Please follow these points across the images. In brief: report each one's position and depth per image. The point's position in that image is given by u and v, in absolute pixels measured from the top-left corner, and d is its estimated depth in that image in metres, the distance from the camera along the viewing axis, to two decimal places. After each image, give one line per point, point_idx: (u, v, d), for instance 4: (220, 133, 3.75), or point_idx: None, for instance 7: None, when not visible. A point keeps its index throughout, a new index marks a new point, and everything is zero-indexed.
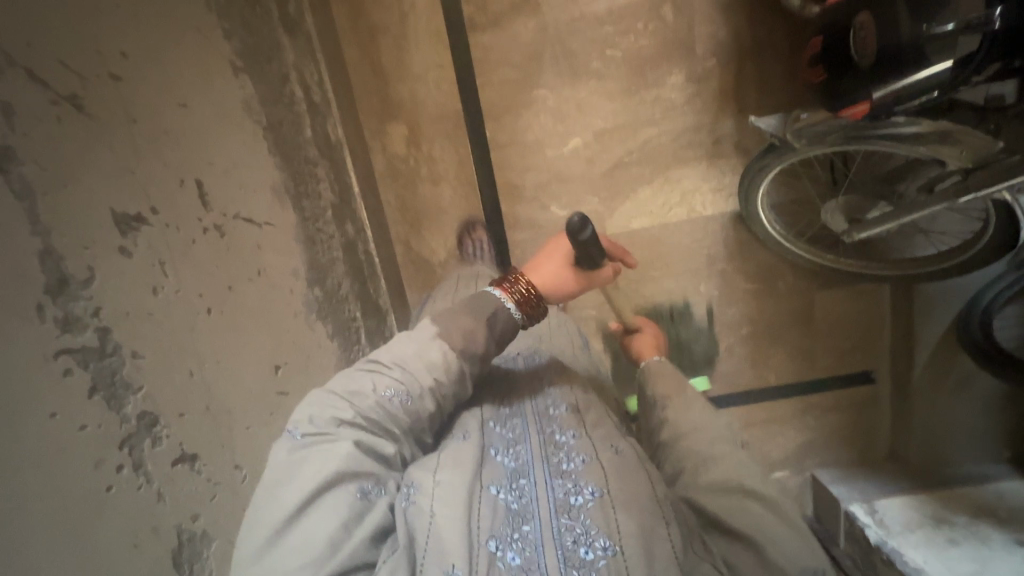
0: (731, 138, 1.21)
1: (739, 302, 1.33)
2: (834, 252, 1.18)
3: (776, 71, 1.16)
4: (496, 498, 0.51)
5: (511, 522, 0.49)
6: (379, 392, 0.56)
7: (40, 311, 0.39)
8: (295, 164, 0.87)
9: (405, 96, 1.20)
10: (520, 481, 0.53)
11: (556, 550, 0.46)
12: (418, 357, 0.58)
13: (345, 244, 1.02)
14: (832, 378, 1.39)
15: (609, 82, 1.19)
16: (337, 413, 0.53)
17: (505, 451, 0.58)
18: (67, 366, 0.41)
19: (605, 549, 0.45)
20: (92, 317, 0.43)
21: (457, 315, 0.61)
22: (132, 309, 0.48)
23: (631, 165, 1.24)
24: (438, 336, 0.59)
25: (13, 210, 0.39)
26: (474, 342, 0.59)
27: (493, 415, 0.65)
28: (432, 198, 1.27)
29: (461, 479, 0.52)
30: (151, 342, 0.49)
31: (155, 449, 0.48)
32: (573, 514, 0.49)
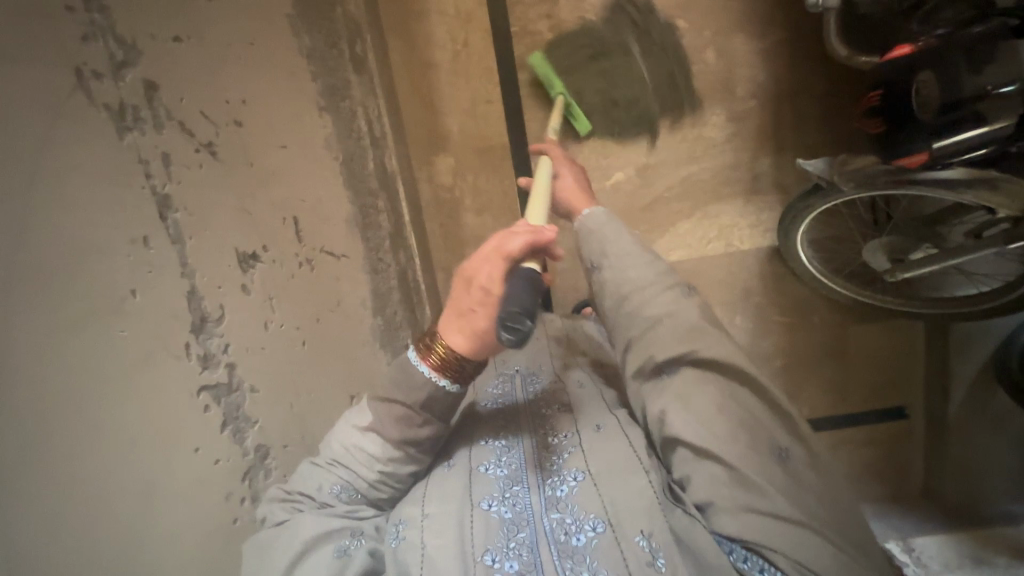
0: (769, 176, 1.25)
1: (773, 335, 1.35)
2: (873, 288, 1.20)
3: (814, 113, 1.20)
4: (489, 512, 0.60)
5: (506, 533, 0.58)
6: (326, 489, 0.59)
7: (188, 348, 0.49)
8: (361, 196, 0.91)
9: (454, 129, 1.25)
10: (514, 489, 0.63)
11: (550, 545, 0.57)
12: (355, 449, 0.61)
13: (399, 272, 1.05)
14: (864, 412, 1.40)
15: (652, 120, 1.23)
16: (298, 500, 0.58)
17: (495, 465, 0.66)
18: (206, 403, 0.51)
19: (595, 529, 0.58)
20: (222, 353, 0.53)
21: (388, 403, 0.62)
22: (251, 344, 0.56)
23: (671, 199, 1.27)
24: (371, 428, 0.61)
25: (168, 259, 0.48)
26: (408, 429, 0.61)
27: (489, 447, 0.70)
28: (475, 227, 1.30)
29: (447, 509, 0.60)
30: (257, 372, 0.57)
31: (267, 479, 0.59)
32: (562, 507, 0.61)
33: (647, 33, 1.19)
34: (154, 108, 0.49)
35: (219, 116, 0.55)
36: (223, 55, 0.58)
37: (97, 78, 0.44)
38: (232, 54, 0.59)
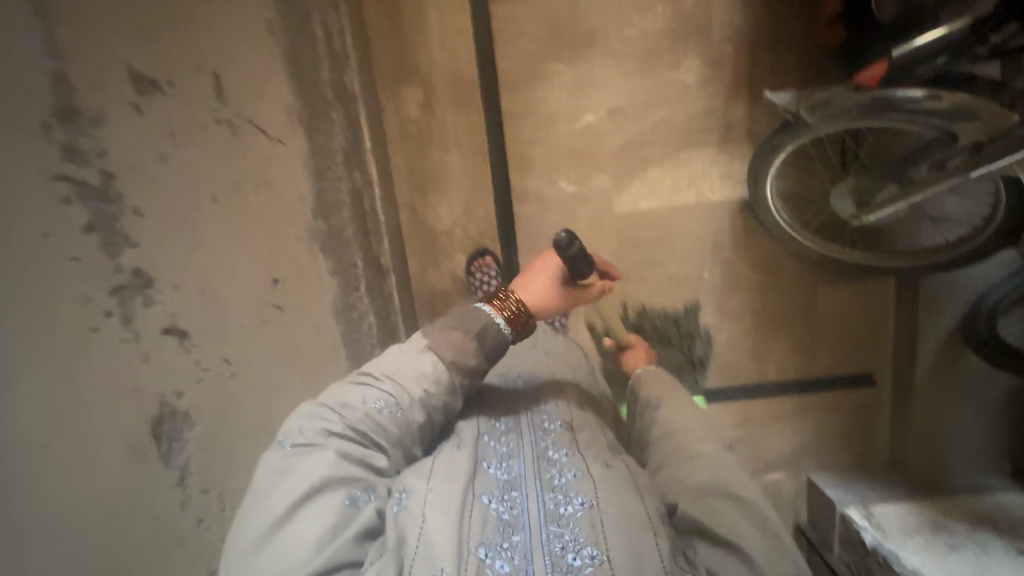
0: (742, 124, 1.22)
1: (742, 292, 1.33)
2: (841, 242, 1.18)
3: (790, 59, 1.17)
4: (487, 508, 0.58)
5: (501, 531, 0.55)
6: (369, 402, 0.67)
7: (46, 128, 0.42)
8: (311, 98, 0.87)
9: (423, 60, 1.22)
10: (511, 493, 0.60)
11: (545, 556, 0.52)
12: (408, 373, 0.69)
13: (353, 191, 1.01)
14: (831, 376, 1.37)
15: (625, 61, 1.20)
16: (333, 420, 0.64)
17: (499, 465, 0.66)
18: (65, 195, 0.43)
19: (592, 558, 0.51)
20: (97, 158, 0.45)
21: (447, 330, 0.73)
22: (136, 163, 0.49)
23: (643, 145, 1.24)
24: (429, 348, 0.71)
25: (32, 26, 0.42)
26: (461, 354, 0.72)
27: (488, 430, 0.74)
28: (441, 165, 1.27)
29: (450, 487, 0.59)
30: (150, 203, 0.50)
31: (147, 309, 0.49)
32: (563, 522, 0.55)
33: None
34: None
35: None
36: None
37: None
38: None
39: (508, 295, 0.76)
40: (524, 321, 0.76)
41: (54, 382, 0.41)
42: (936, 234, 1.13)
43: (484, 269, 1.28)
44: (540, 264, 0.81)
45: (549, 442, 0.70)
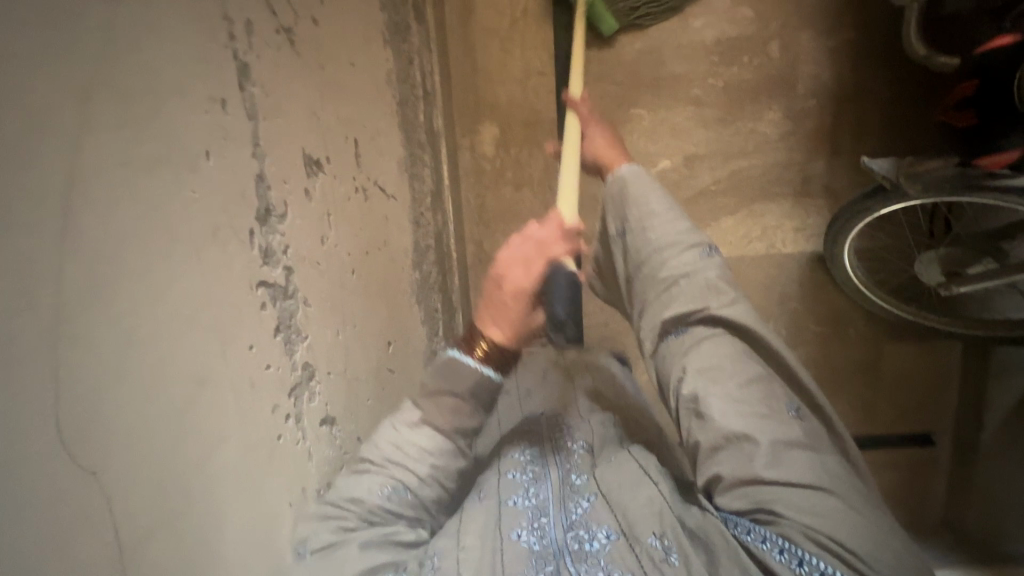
0: (820, 179, 1.21)
1: (805, 344, 1.31)
2: (918, 306, 1.16)
3: (876, 116, 1.16)
4: (518, 543, 0.63)
5: (535, 564, 0.61)
6: (376, 492, 0.62)
7: None
8: (411, 145, 0.87)
9: (502, 97, 1.21)
10: (541, 520, 0.67)
11: (565, 555, 0.62)
12: (402, 447, 0.65)
13: (436, 233, 1.00)
14: (889, 435, 1.36)
15: (707, 109, 1.19)
16: (350, 517, 0.60)
17: (523, 497, 0.70)
18: None
19: (608, 537, 0.63)
20: None
21: (437, 398, 0.67)
22: None
23: (717, 194, 1.23)
24: (422, 423, 0.67)
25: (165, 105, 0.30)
26: (460, 417, 0.68)
27: (512, 466, 0.77)
28: (511, 201, 1.26)
29: (477, 542, 0.63)
30: None
31: None
32: (581, 528, 0.65)
33: (712, 19, 1.15)
34: None
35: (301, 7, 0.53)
36: None
37: None
38: None
39: (479, 336, 0.68)
40: (507, 360, 0.69)
41: None
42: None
43: None
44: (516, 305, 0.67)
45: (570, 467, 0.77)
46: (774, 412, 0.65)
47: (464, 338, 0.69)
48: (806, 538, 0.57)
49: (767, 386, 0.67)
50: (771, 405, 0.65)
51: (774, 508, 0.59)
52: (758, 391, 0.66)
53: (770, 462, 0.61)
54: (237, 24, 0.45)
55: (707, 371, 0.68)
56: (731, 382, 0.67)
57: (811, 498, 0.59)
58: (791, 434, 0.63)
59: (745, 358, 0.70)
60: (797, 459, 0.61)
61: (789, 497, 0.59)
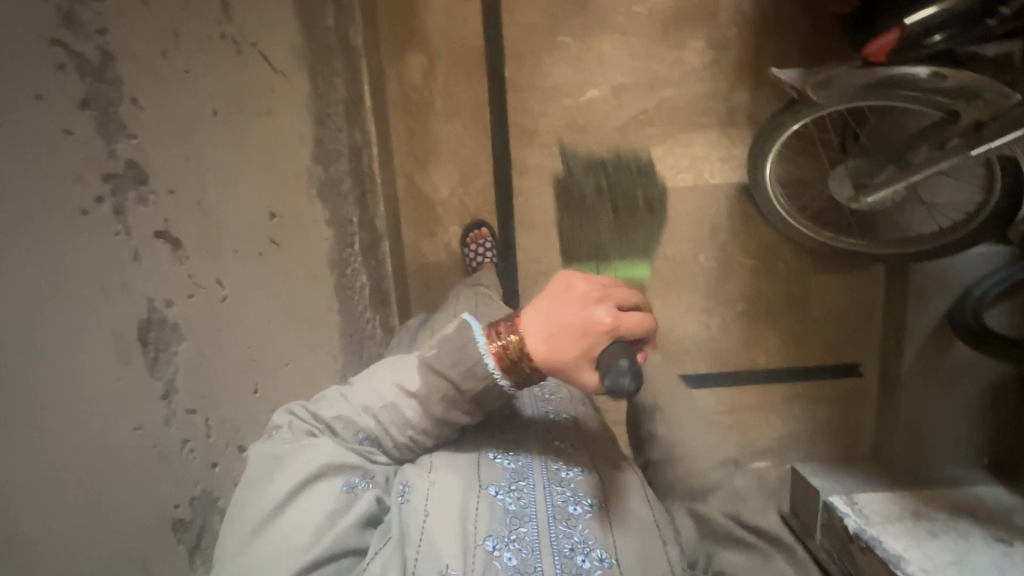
0: (744, 109, 1.23)
1: (736, 277, 1.33)
2: (834, 230, 1.19)
3: (794, 43, 1.19)
4: (493, 499, 0.55)
5: (508, 522, 0.53)
6: (353, 429, 0.60)
7: (62, 67, 0.39)
8: (317, 44, 0.86)
9: (429, 25, 1.20)
10: (519, 482, 0.56)
11: (554, 555, 0.50)
12: (393, 398, 0.59)
13: (353, 147, 0.99)
14: (820, 366, 1.39)
15: (632, 39, 1.21)
16: (320, 426, 0.60)
17: (504, 455, 0.60)
18: (61, 61, 0.39)
19: (603, 560, 0.50)
20: (96, 32, 0.42)
21: (436, 374, 0.58)
22: (140, 54, 0.47)
23: (645, 124, 1.24)
24: (414, 393, 0.59)
25: None
26: (455, 410, 0.58)
27: (494, 451, 0.61)
28: (442, 133, 1.25)
29: (452, 483, 0.56)
30: (151, 96, 0.48)
31: (145, 208, 0.47)
32: (572, 522, 0.53)
33: None
34: None
35: None
36: None
37: None
38: None
39: (512, 332, 0.56)
40: (525, 371, 0.56)
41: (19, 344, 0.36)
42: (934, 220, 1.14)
43: (478, 241, 1.27)
44: (558, 333, 0.54)
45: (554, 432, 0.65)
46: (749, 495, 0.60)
47: (492, 323, 0.57)
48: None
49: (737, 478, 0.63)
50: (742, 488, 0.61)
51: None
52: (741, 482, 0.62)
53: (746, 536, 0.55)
54: None
55: (725, 501, 0.58)
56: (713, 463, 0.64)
57: None
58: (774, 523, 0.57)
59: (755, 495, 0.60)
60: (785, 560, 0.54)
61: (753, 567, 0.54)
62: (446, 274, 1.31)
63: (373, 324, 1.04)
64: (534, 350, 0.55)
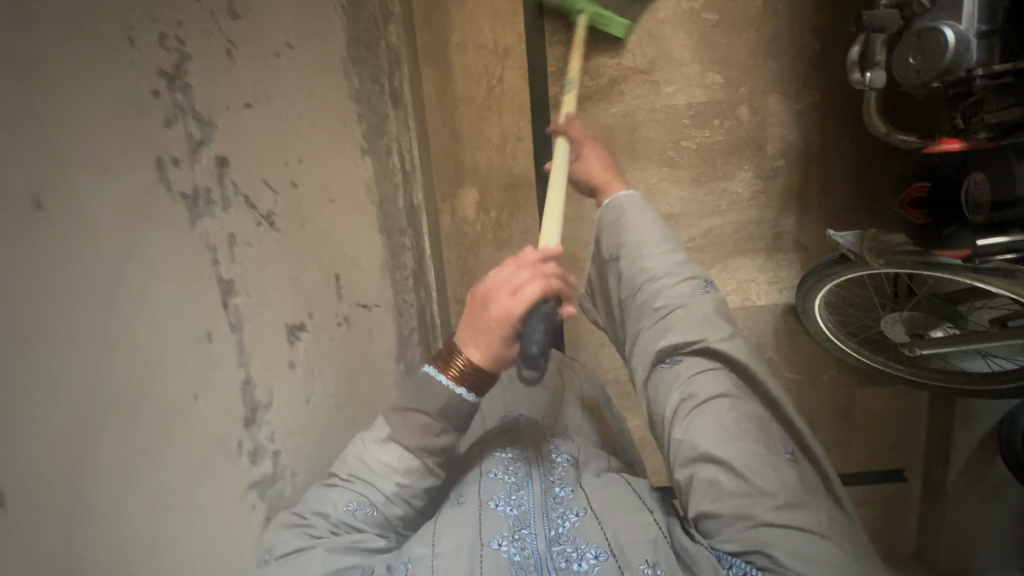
0: (790, 235, 1.25)
1: (782, 390, 1.35)
2: (885, 360, 1.21)
3: (840, 176, 1.21)
4: (499, 551, 0.68)
5: (516, 572, 0.65)
6: (343, 507, 0.67)
7: (240, 445, 0.57)
8: (392, 237, 0.90)
9: (480, 162, 1.23)
10: (522, 531, 0.71)
11: (552, 572, 0.65)
12: (370, 461, 0.69)
13: (419, 310, 1.03)
14: (864, 472, 1.41)
15: (681, 171, 1.22)
16: (317, 523, 0.64)
17: (505, 503, 0.75)
18: (252, 497, 0.60)
19: (597, 557, 0.67)
20: (270, 440, 0.62)
21: (404, 414, 0.71)
22: (289, 410, 0.65)
23: (693, 250, 1.26)
24: (390, 438, 0.70)
25: (224, 376, 0.54)
26: (429, 434, 0.70)
27: (497, 465, 0.84)
28: (493, 262, 1.27)
29: (458, 547, 0.67)
30: (289, 436, 0.65)
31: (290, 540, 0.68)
32: (563, 540, 0.70)
33: (684, 86, 1.18)
34: (226, 192, 0.55)
35: (279, 180, 0.63)
36: (262, 115, 0.60)
37: (175, 164, 0.48)
38: (267, 116, 0.61)
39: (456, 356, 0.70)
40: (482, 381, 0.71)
41: None
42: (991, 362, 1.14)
43: None
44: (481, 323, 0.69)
45: (552, 454, 0.87)
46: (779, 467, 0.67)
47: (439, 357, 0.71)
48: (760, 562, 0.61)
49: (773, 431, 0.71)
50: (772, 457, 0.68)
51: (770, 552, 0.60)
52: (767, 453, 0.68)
53: (765, 511, 0.62)
54: (217, 244, 0.53)
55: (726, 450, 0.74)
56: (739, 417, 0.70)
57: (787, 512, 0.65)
58: (784, 487, 0.64)
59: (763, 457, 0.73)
60: (788, 542, 0.60)
61: (779, 542, 0.60)
62: None
63: None
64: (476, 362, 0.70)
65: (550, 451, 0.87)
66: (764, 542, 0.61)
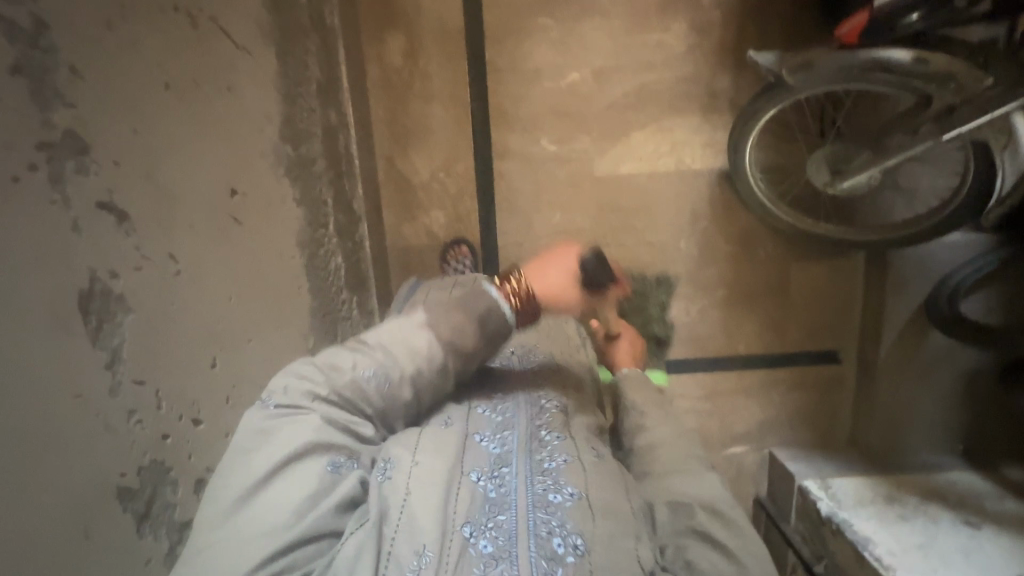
0: (726, 94, 1.22)
1: (717, 263, 1.33)
2: (809, 215, 1.19)
3: (776, 30, 1.17)
4: (475, 486, 0.54)
5: (487, 511, 0.51)
6: (359, 370, 0.62)
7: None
8: (288, 23, 0.86)
9: (408, 6, 1.19)
10: (501, 469, 0.56)
11: (530, 538, 0.48)
12: (402, 345, 0.64)
13: (327, 127, 0.99)
14: (800, 353, 1.39)
15: (613, 21, 1.20)
16: (319, 382, 0.60)
17: (490, 438, 0.61)
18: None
19: (578, 545, 0.47)
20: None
21: (450, 310, 0.67)
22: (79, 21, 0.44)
23: (626, 108, 1.24)
24: (426, 325, 0.66)
25: None
26: (460, 335, 0.65)
27: (482, 404, 0.68)
28: (422, 115, 1.25)
29: (438, 463, 0.56)
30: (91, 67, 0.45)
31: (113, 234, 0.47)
32: (551, 509, 0.51)
33: None
34: None
35: None
36: None
37: None
38: None
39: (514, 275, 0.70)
40: (525, 304, 0.69)
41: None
42: (913, 207, 1.13)
43: (457, 259, 1.28)
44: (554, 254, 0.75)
45: (540, 391, 0.71)
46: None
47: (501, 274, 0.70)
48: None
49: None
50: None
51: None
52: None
53: (721, 532, 0.50)
54: None
55: None
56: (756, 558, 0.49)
57: None
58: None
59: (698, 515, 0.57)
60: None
61: (691, 549, 0.49)
62: (426, 257, 1.32)
63: (348, 307, 1.04)
64: (533, 284, 0.70)
65: (539, 394, 0.69)
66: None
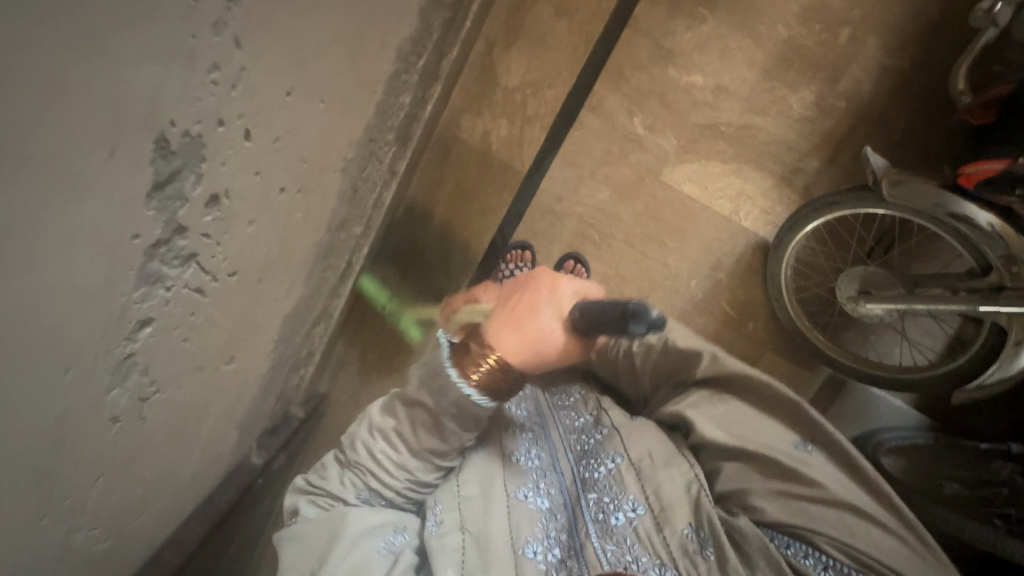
0: (807, 176, 1.24)
1: (709, 317, 1.33)
2: (813, 322, 1.24)
3: (880, 147, 1.20)
4: (527, 501, 0.77)
5: (546, 523, 0.75)
6: (355, 492, 0.78)
7: None
8: None
9: None
10: (546, 480, 0.81)
11: (591, 526, 0.74)
12: (383, 448, 0.79)
13: None
14: None
15: (759, 52, 1.20)
16: (336, 500, 0.78)
17: (526, 455, 0.83)
18: None
19: (634, 510, 0.74)
20: None
21: (413, 407, 0.80)
22: None
23: (720, 134, 1.24)
24: (393, 428, 0.80)
25: None
26: (438, 433, 0.78)
27: (513, 446, 0.84)
28: (547, 22, 1.19)
29: (494, 508, 0.75)
30: None
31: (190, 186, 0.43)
32: (598, 484, 0.78)
33: None
34: None
35: None
36: None
37: None
38: None
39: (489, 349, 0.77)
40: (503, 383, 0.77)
41: (30, 379, 0.36)
42: (905, 354, 1.19)
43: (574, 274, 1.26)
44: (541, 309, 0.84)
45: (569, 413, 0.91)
46: (785, 442, 0.75)
47: (464, 356, 0.78)
48: (842, 553, 0.65)
49: (789, 407, 0.77)
50: (786, 430, 0.77)
51: (799, 524, 0.67)
52: (775, 414, 0.79)
53: (789, 449, 0.74)
54: None
55: (738, 469, 0.74)
56: (750, 402, 0.80)
57: (838, 515, 0.67)
58: (837, 481, 0.70)
59: (751, 411, 0.79)
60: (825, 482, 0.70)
61: (815, 510, 0.68)
62: (467, 159, 1.26)
63: (386, 150, 0.95)
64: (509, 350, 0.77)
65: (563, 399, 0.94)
66: (803, 519, 0.68)
